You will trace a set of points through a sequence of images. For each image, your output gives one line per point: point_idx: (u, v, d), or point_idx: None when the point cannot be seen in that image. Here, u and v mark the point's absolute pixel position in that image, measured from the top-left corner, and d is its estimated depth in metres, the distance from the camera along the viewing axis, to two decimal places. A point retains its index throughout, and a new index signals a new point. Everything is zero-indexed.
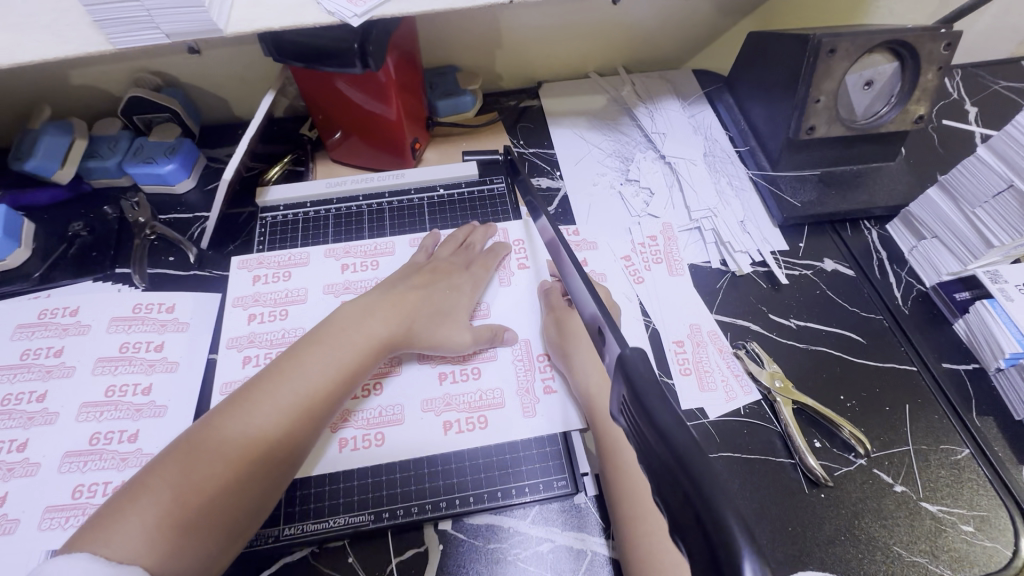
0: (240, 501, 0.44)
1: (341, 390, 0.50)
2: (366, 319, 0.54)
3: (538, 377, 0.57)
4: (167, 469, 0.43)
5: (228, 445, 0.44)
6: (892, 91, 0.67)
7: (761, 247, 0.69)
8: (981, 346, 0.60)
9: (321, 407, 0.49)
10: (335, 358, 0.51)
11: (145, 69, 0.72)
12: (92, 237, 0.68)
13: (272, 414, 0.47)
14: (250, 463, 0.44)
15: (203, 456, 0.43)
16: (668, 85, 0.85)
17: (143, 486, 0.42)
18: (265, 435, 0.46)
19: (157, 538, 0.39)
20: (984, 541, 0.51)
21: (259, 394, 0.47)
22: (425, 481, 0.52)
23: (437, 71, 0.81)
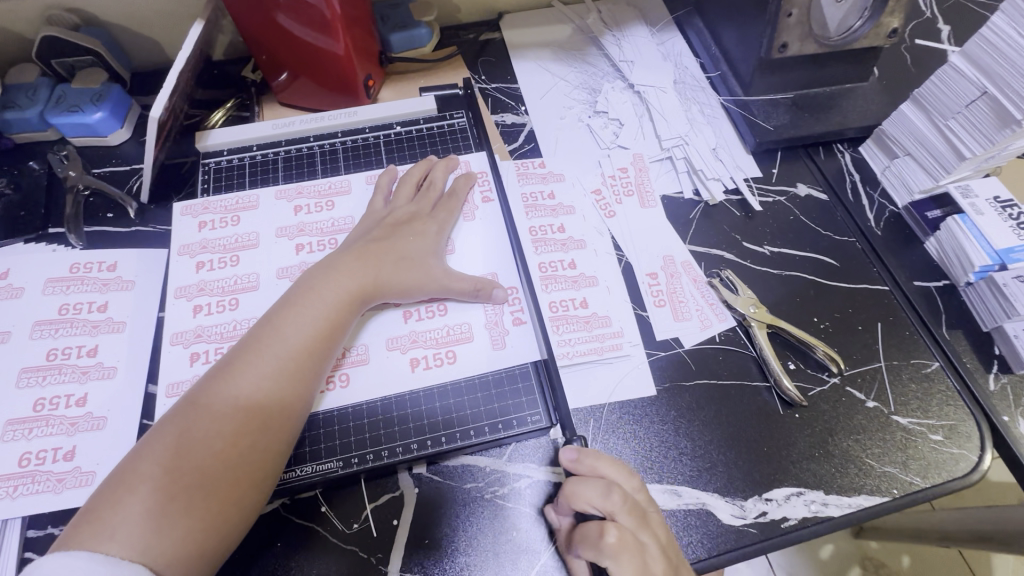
0: (240, 478, 0.42)
1: (327, 351, 0.48)
2: (336, 275, 0.50)
3: (507, 311, 0.55)
4: (156, 455, 0.41)
5: (220, 421, 0.42)
6: (866, 4, 0.64)
7: (734, 174, 0.67)
8: (951, 262, 0.60)
9: (308, 373, 0.46)
10: (313, 318, 0.48)
11: (58, 7, 0.65)
12: (19, 196, 0.62)
13: (259, 382, 0.44)
14: (246, 437, 0.42)
15: (194, 437, 0.41)
16: (635, 11, 0.81)
17: (132, 474, 0.40)
18: (253, 405, 0.43)
19: (159, 528, 0.39)
20: (952, 448, 0.52)
21: (240, 364, 0.45)
22: (397, 426, 0.50)
23: (387, 2, 0.74)
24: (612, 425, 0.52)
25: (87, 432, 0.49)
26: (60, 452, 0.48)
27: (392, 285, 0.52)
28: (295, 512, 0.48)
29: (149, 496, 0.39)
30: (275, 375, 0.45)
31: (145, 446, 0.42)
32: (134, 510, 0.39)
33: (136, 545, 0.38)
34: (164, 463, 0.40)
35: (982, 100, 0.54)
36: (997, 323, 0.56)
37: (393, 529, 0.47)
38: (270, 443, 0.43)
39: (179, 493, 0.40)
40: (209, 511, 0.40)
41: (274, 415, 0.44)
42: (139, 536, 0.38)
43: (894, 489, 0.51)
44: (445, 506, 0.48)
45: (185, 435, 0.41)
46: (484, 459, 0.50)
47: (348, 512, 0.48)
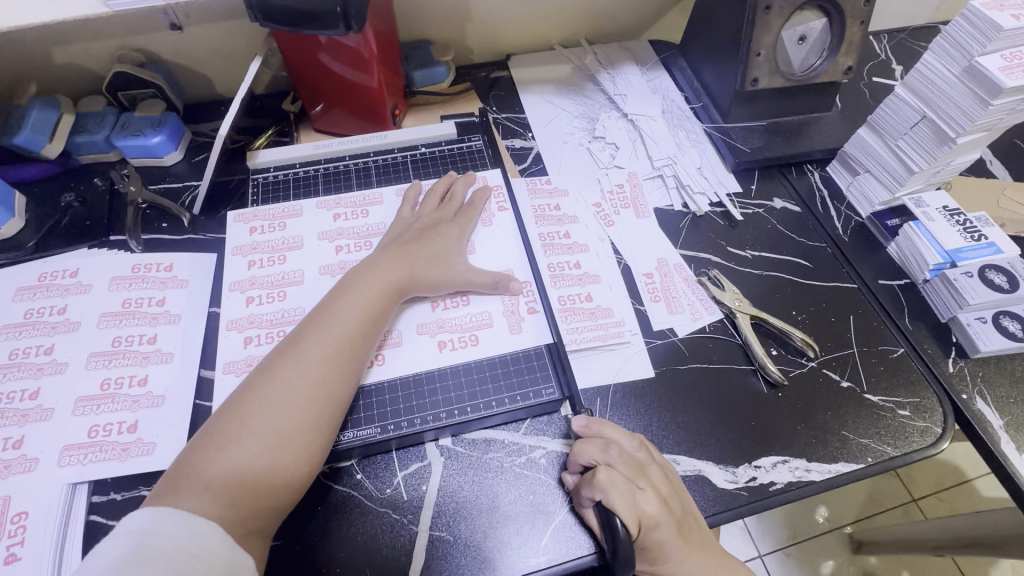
0: (306, 443, 0.47)
1: (373, 333, 0.54)
2: (377, 270, 0.58)
3: (522, 301, 0.63)
4: (234, 421, 0.47)
5: (288, 391, 0.48)
6: (823, 46, 0.76)
7: (718, 189, 0.76)
8: (910, 262, 0.69)
9: (358, 352, 0.53)
10: (362, 305, 0.55)
11: (128, 47, 0.75)
12: (84, 208, 0.70)
13: (320, 358, 0.50)
14: (311, 407, 0.48)
15: (267, 407, 0.47)
16: (627, 53, 0.92)
17: (217, 438, 0.46)
18: (317, 378, 0.49)
19: (240, 484, 0.44)
20: (918, 421, 0.59)
21: (302, 344, 0.51)
22: (427, 400, 0.56)
23: (411, 44, 0.85)
24: (617, 403, 0.59)
25: (148, 408, 0.55)
26: (124, 425, 0.54)
27: (424, 279, 0.59)
28: (334, 478, 0.53)
29: (231, 457, 0.45)
30: (334, 352, 0.51)
31: (223, 414, 0.48)
32: (219, 470, 0.44)
33: (221, 498, 0.43)
34: (244, 426, 0.46)
35: (923, 122, 0.64)
36: (952, 313, 0.64)
37: (422, 493, 0.53)
38: (330, 413, 0.49)
39: (257, 455, 0.45)
40: (282, 470, 0.46)
41: (334, 386, 0.50)
42: (225, 492, 0.44)
43: (869, 457, 0.57)
44: (468, 472, 0.54)
45: (258, 406, 0.47)
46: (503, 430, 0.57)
47: (381, 478, 0.54)
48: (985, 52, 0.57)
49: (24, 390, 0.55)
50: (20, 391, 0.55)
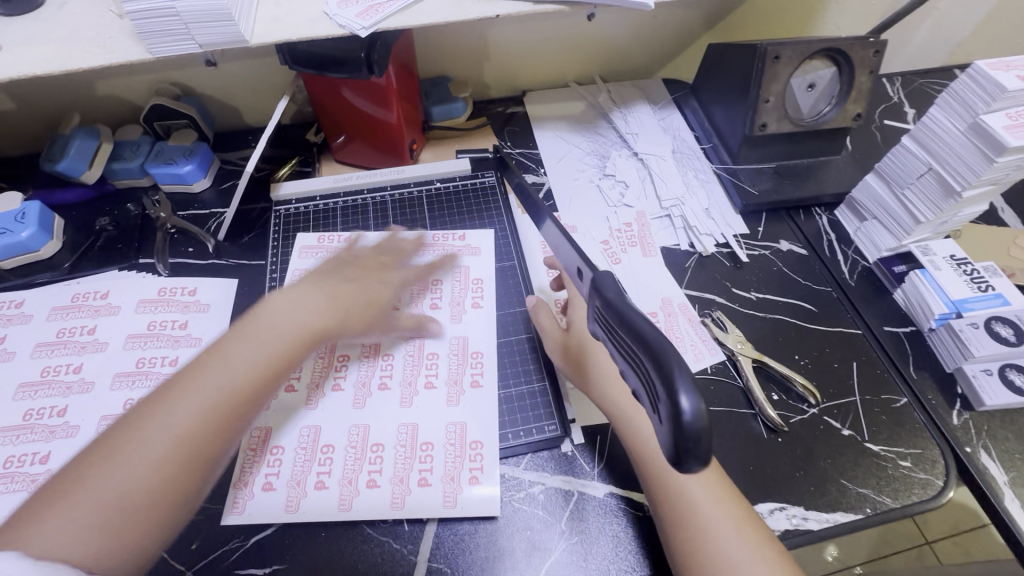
0: (174, 496, 0.43)
1: (260, 392, 0.49)
2: (300, 308, 0.54)
3: (508, 340, 0.66)
4: (93, 460, 0.42)
5: (165, 441, 0.43)
6: (833, 93, 0.77)
7: (724, 231, 0.77)
8: (916, 309, 0.69)
9: (239, 409, 0.47)
10: (260, 354, 0.49)
11: (166, 80, 0.80)
12: (117, 231, 0.74)
13: (195, 412, 0.45)
14: (179, 451, 0.44)
15: (127, 449, 0.42)
16: (640, 92, 0.95)
17: (76, 478, 0.41)
18: (188, 432, 0.44)
19: (94, 534, 0.40)
20: (919, 473, 0.59)
21: (180, 387, 0.46)
22: (421, 436, 0.58)
23: (431, 81, 0.89)
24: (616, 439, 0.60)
25: None
26: None
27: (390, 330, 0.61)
28: None
29: (95, 500, 0.40)
30: (223, 395, 0.46)
31: (90, 454, 0.42)
32: (77, 511, 0.40)
33: (73, 542, 0.39)
34: (111, 467, 0.42)
35: (929, 174, 0.65)
36: (958, 364, 0.64)
37: (424, 523, 0.55)
38: (193, 471, 0.44)
39: (128, 494, 0.41)
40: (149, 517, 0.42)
41: (208, 437, 0.45)
42: (90, 532, 0.39)
43: (868, 507, 0.57)
44: None
45: (122, 447, 0.42)
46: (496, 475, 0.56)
47: None
48: (989, 110, 0.58)
49: (53, 406, 0.58)
50: (49, 408, 0.58)
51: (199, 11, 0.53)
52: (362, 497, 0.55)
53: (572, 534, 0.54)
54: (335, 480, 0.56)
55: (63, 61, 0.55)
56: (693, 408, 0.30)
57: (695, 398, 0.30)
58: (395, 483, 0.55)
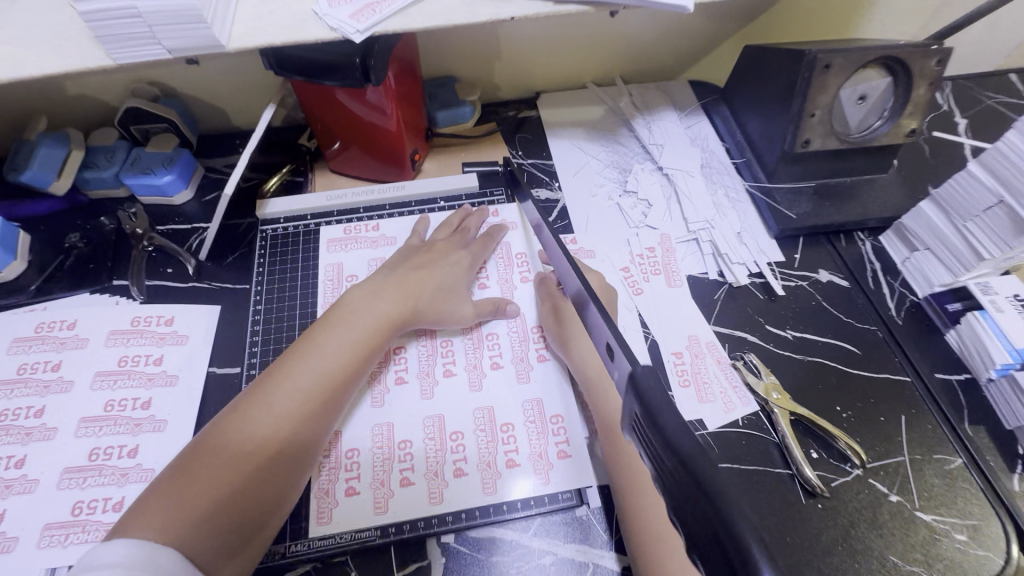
0: (281, 474, 0.47)
1: (356, 371, 0.53)
2: (374, 301, 0.57)
3: (532, 347, 0.60)
4: (203, 449, 0.45)
5: (268, 425, 0.47)
6: (885, 105, 0.69)
7: (758, 258, 0.70)
8: (972, 355, 0.62)
9: (338, 392, 0.52)
10: (349, 341, 0.54)
11: (142, 80, 0.72)
12: (89, 249, 0.68)
13: (297, 395, 0.49)
14: (281, 433, 0.48)
15: (234, 433, 0.46)
16: (665, 96, 0.86)
17: (184, 468, 0.44)
18: (299, 412, 0.49)
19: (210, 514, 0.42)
20: (976, 549, 0.52)
21: (281, 374, 0.51)
22: (448, 426, 0.54)
23: (436, 82, 0.81)
24: None
25: (137, 483, 0.52)
26: (110, 502, 0.51)
27: (428, 313, 0.59)
28: None
29: (210, 481, 0.43)
30: (316, 384, 0.51)
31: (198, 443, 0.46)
32: (192, 493, 0.43)
33: (192, 522, 0.41)
34: (218, 454, 0.45)
35: (998, 207, 0.57)
36: (1020, 422, 0.57)
37: None
38: (295, 452, 0.48)
39: (232, 479, 0.44)
40: (256, 499, 0.45)
41: (309, 418, 0.49)
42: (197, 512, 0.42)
43: None
44: None
45: (228, 433, 0.46)
46: (533, 461, 0.53)
47: None
48: None
49: (11, 457, 0.53)
50: (7, 458, 0.52)
51: (165, 12, 0.46)
52: (399, 497, 0.51)
53: None
54: (367, 483, 0.52)
55: (11, 68, 0.48)
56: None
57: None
58: (430, 476, 0.52)
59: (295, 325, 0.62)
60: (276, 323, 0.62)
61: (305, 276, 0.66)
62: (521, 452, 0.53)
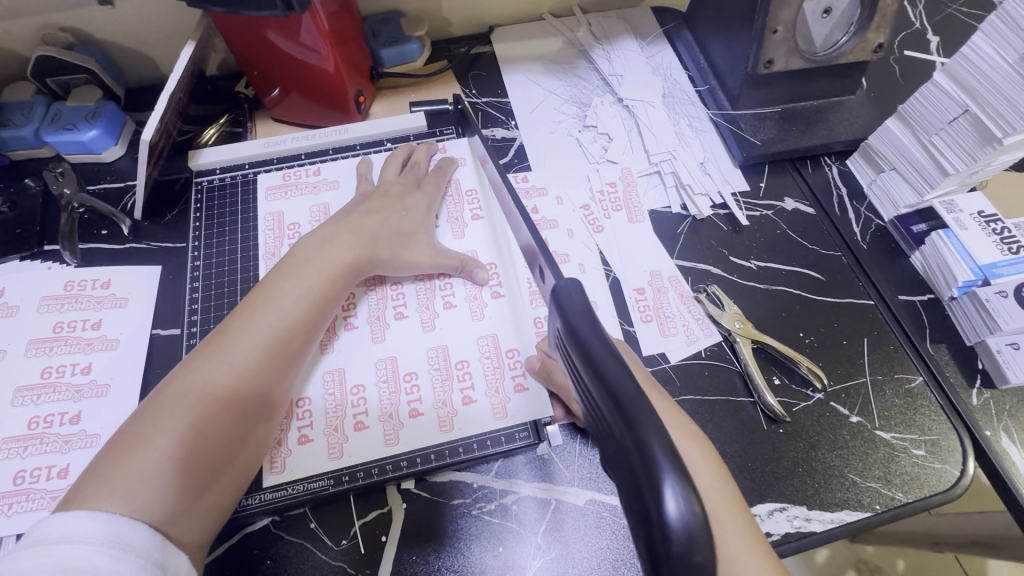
0: (247, 428, 0.45)
1: (317, 319, 0.51)
2: (325, 250, 0.53)
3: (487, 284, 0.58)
4: (154, 414, 0.42)
5: (222, 381, 0.44)
6: (851, 20, 0.65)
7: (722, 189, 0.67)
8: (936, 275, 0.61)
9: (300, 341, 0.49)
10: (302, 296, 0.50)
11: (51, 26, 0.66)
12: (15, 213, 0.63)
13: (251, 349, 0.46)
14: (244, 395, 0.45)
15: (191, 401, 0.43)
16: (625, 24, 0.81)
17: (134, 433, 0.41)
18: (258, 364, 0.46)
19: (170, 476, 0.40)
20: (934, 463, 0.53)
21: (233, 332, 0.47)
22: (401, 368, 0.54)
23: (378, 17, 0.75)
24: None
25: (82, 449, 0.50)
26: (54, 470, 0.49)
27: (385, 259, 0.56)
28: (285, 528, 0.49)
29: (162, 459, 0.40)
30: (273, 336, 0.48)
31: (148, 405, 0.43)
32: (129, 481, 0.39)
33: (151, 488, 0.39)
34: (168, 417, 0.42)
35: (964, 118, 0.55)
36: (980, 337, 0.57)
37: (381, 544, 0.48)
38: (258, 405, 0.46)
39: (191, 439, 0.42)
40: (200, 481, 0.42)
41: (250, 394, 0.46)
42: (168, 485, 0.40)
43: (877, 504, 0.51)
44: (435, 521, 0.49)
45: (185, 400, 0.43)
46: (491, 395, 0.53)
47: (335, 528, 0.49)
48: None
49: None
50: None
51: None
52: (353, 441, 0.51)
53: (549, 549, 0.48)
54: (320, 430, 0.51)
55: None
56: (685, 513, 0.25)
57: (685, 499, 0.25)
58: (384, 419, 0.51)
59: (238, 282, 0.59)
60: (217, 280, 0.59)
61: (245, 227, 0.62)
62: (475, 389, 0.53)
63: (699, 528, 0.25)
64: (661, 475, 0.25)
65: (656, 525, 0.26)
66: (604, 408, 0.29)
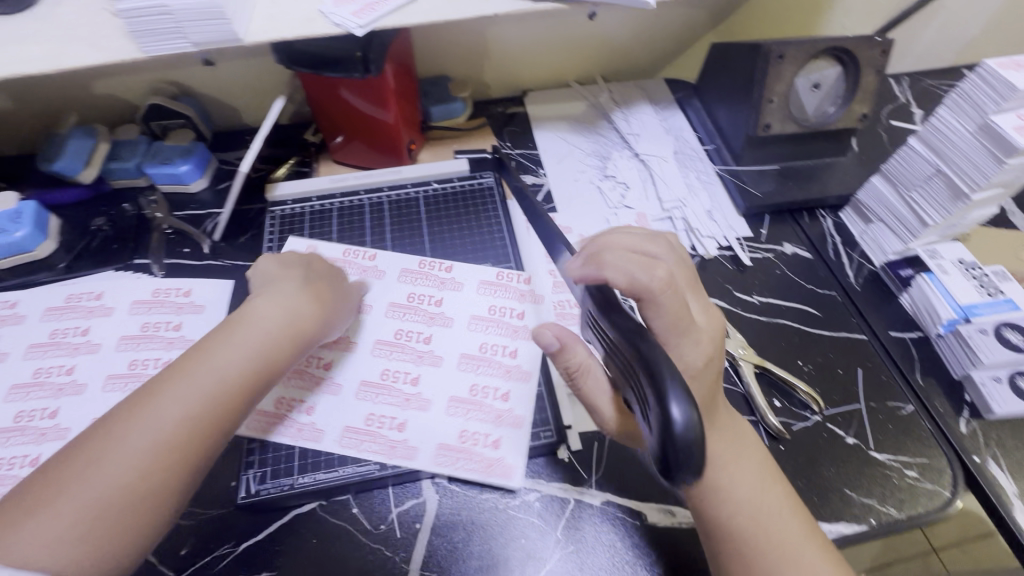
0: (173, 486, 0.44)
1: (257, 378, 0.51)
2: (277, 305, 0.55)
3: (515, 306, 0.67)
4: (75, 465, 0.43)
5: (155, 436, 0.44)
6: (838, 93, 0.76)
7: (727, 233, 0.76)
8: (923, 315, 0.67)
9: (235, 400, 0.49)
10: (240, 353, 0.50)
11: (163, 80, 0.79)
12: (113, 231, 0.74)
13: (176, 403, 0.46)
14: (171, 452, 0.45)
15: (113, 455, 0.43)
16: (641, 92, 0.94)
17: (43, 481, 0.42)
18: (188, 422, 0.46)
19: (70, 533, 0.40)
20: (926, 484, 0.57)
21: (159, 386, 0.47)
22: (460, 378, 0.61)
23: (429, 80, 0.88)
24: (612, 449, 0.58)
25: None
26: None
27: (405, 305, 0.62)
28: (330, 511, 0.55)
29: (61, 512, 0.40)
30: (200, 395, 0.47)
31: (73, 453, 0.43)
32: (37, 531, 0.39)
33: (55, 540, 0.40)
34: (86, 470, 0.42)
35: (937, 176, 0.63)
36: (965, 371, 0.63)
37: (416, 530, 0.54)
38: (192, 463, 0.46)
39: (102, 495, 0.42)
40: (106, 540, 0.41)
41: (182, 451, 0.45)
42: (69, 539, 0.40)
43: (871, 518, 0.55)
44: (464, 512, 0.54)
45: (104, 449, 0.43)
46: (521, 397, 0.60)
47: (375, 513, 0.55)
48: (1000, 111, 0.56)
49: (44, 408, 0.58)
50: (40, 410, 0.58)
51: (193, 10, 0.53)
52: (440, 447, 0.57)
53: (567, 543, 0.53)
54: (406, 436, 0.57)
55: (54, 59, 0.55)
56: (687, 416, 0.34)
57: (685, 408, 0.34)
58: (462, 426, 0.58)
59: None
60: None
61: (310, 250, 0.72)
62: (510, 390, 0.60)
63: (694, 424, 0.34)
64: (667, 390, 0.35)
65: (666, 431, 0.34)
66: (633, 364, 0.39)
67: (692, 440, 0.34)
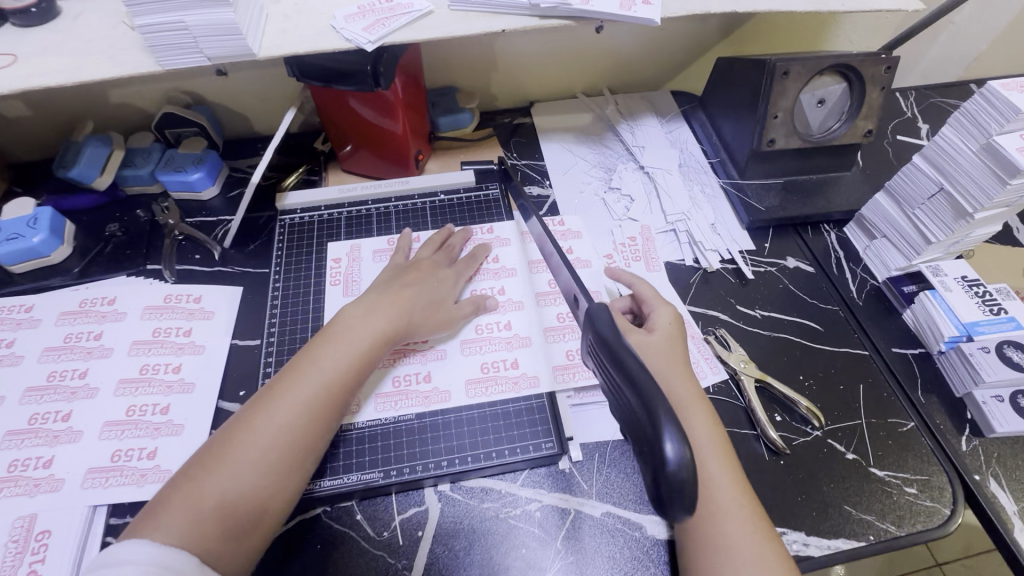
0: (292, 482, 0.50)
1: (353, 383, 0.55)
2: (370, 316, 0.59)
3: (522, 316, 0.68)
4: (207, 463, 0.48)
5: (274, 436, 0.50)
6: (843, 108, 0.76)
7: (730, 246, 0.76)
8: (925, 331, 0.67)
9: (340, 402, 0.54)
10: (341, 360, 0.55)
11: (177, 90, 0.81)
12: (126, 237, 0.75)
13: (294, 406, 0.51)
14: (286, 450, 0.50)
15: (239, 453, 0.48)
16: (647, 104, 0.94)
17: (185, 477, 0.47)
18: (301, 423, 0.51)
19: (210, 523, 0.45)
20: (926, 501, 0.57)
21: (277, 393, 0.52)
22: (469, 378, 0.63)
23: (438, 91, 0.89)
24: (612, 460, 0.59)
25: (168, 436, 0.59)
26: (145, 451, 0.58)
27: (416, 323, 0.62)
28: (334, 517, 0.56)
29: (202, 504, 0.46)
30: (314, 397, 0.52)
31: (206, 451, 0.49)
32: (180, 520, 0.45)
33: (199, 528, 0.45)
34: (218, 467, 0.48)
35: (940, 195, 0.64)
36: (967, 389, 0.63)
37: (418, 538, 0.54)
38: (304, 460, 0.51)
39: (234, 488, 0.47)
40: (242, 527, 0.46)
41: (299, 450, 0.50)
42: (209, 527, 0.45)
43: (871, 534, 0.55)
44: (465, 520, 0.55)
45: (234, 447, 0.49)
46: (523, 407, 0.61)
47: (378, 520, 0.56)
48: (1003, 131, 0.57)
49: (58, 411, 0.60)
50: (54, 413, 0.60)
51: (209, 26, 0.55)
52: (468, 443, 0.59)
53: (567, 553, 0.53)
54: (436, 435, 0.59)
55: (73, 72, 0.56)
56: (681, 454, 0.35)
57: (679, 446, 0.35)
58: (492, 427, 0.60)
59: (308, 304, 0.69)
60: (290, 302, 0.69)
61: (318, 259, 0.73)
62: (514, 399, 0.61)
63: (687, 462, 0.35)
64: (663, 429, 0.36)
65: (661, 466, 0.35)
66: (630, 399, 0.39)
67: (683, 476, 0.35)
